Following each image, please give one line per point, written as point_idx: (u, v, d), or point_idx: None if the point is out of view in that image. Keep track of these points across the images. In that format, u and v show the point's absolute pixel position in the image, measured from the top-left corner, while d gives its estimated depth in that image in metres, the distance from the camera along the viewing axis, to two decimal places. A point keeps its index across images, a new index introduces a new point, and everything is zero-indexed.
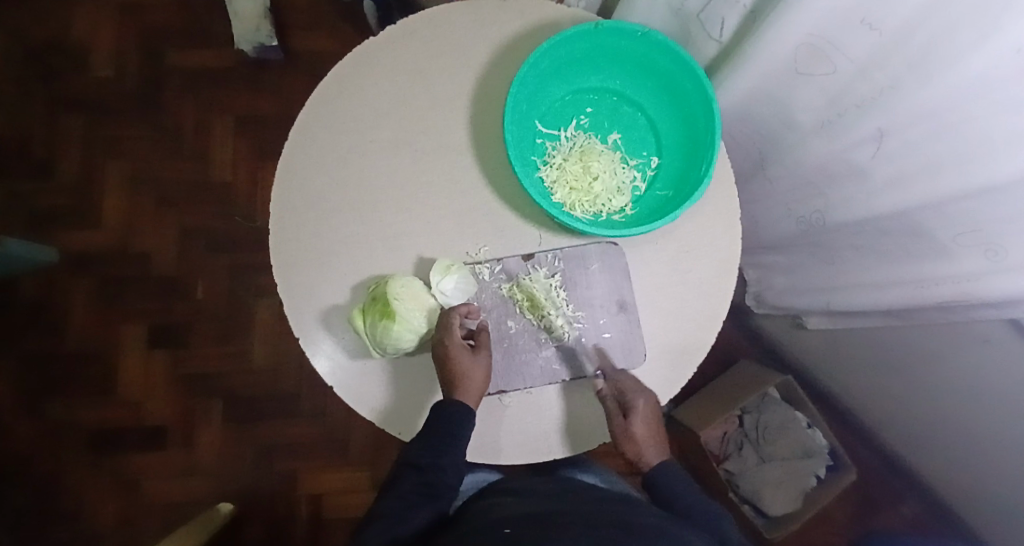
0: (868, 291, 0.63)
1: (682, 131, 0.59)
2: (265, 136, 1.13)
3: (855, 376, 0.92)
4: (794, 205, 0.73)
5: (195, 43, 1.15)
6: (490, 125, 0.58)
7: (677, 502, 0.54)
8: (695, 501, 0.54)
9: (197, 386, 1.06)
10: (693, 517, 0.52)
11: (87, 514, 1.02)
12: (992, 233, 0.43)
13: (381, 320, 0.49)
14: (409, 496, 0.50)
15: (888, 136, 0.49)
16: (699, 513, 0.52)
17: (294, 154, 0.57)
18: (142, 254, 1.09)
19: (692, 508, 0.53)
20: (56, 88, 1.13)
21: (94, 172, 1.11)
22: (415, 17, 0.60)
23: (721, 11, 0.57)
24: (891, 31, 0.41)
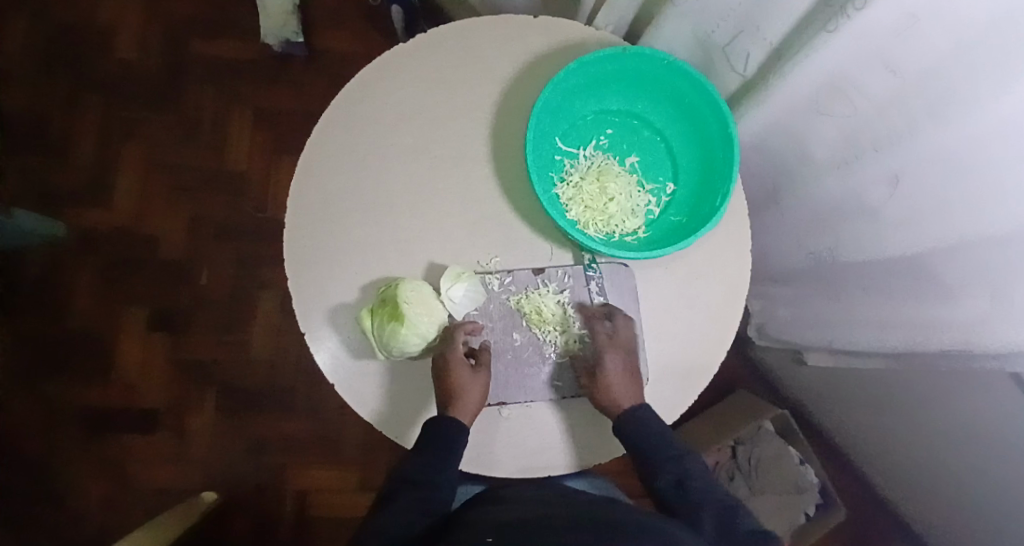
0: (873, 331, 0.63)
1: (700, 159, 0.60)
2: (282, 130, 1.14)
3: (851, 414, 0.92)
4: (804, 240, 0.74)
5: (222, 33, 1.17)
6: (510, 139, 0.59)
7: (651, 450, 0.53)
8: (664, 446, 0.54)
9: (193, 373, 1.06)
10: (659, 464, 0.54)
11: (72, 494, 1.01)
12: (998, 283, 0.44)
13: (390, 322, 0.49)
14: (405, 512, 0.49)
15: (903, 179, 0.50)
16: (664, 456, 0.54)
17: (314, 153, 0.57)
18: (151, 237, 1.09)
19: (660, 453, 0.54)
20: (80, 68, 1.14)
21: (111, 153, 1.12)
22: (443, 28, 0.60)
23: (746, 46, 0.58)
24: (912, 78, 0.42)
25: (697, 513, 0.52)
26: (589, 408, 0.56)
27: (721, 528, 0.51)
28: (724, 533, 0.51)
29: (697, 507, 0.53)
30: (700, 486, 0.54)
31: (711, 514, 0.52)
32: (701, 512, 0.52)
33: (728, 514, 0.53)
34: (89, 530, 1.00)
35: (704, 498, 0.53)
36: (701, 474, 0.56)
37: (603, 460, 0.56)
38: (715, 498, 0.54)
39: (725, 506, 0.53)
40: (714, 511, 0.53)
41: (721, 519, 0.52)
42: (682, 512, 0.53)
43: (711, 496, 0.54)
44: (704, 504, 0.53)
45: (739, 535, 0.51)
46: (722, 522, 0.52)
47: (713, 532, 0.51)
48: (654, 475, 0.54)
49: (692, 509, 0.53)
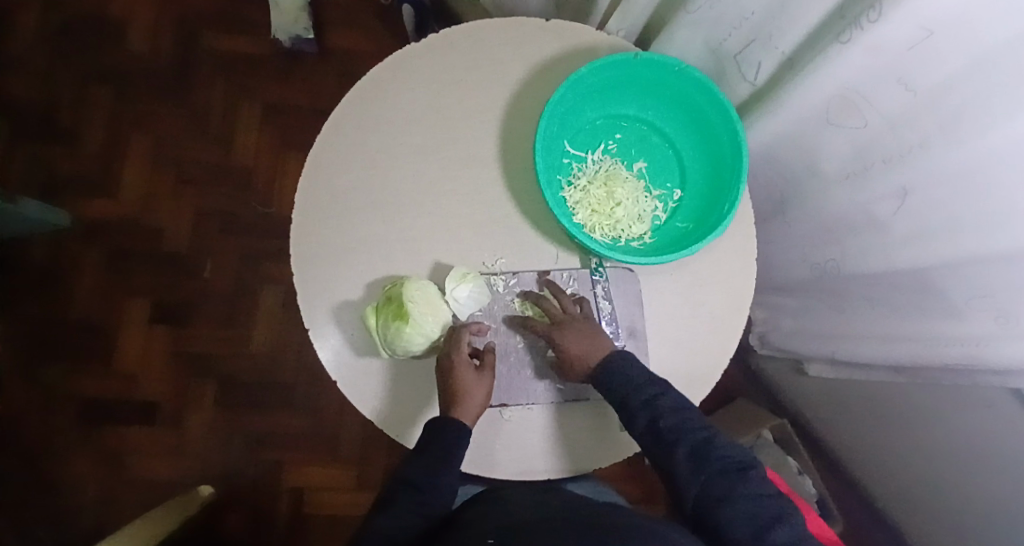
0: (877, 344, 0.63)
1: (709, 166, 0.60)
2: (290, 126, 1.15)
3: (851, 426, 0.92)
4: (809, 251, 0.74)
5: (233, 28, 1.17)
6: (519, 141, 0.59)
7: (618, 395, 0.50)
8: (633, 391, 0.49)
9: (193, 367, 1.06)
10: (629, 408, 0.50)
11: (69, 484, 1.01)
12: (1004, 299, 0.44)
13: (395, 320, 0.49)
14: (408, 517, 0.48)
15: (912, 194, 0.50)
16: (635, 399, 0.49)
17: (324, 149, 0.58)
18: (156, 229, 1.09)
19: (629, 397, 0.49)
20: (91, 59, 1.15)
21: (119, 144, 1.12)
22: (457, 29, 0.61)
23: (758, 56, 0.59)
24: (925, 92, 0.42)
25: (671, 451, 0.49)
26: (591, 412, 0.56)
27: (694, 464, 0.48)
28: (699, 468, 0.48)
29: (672, 444, 0.49)
30: (678, 422, 0.50)
31: (686, 450, 0.49)
32: (675, 449, 0.49)
33: (705, 446, 0.49)
34: (85, 521, 1.00)
35: (680, 434, 0.49)
36: (678, 404, 0.51)
37: (604, 465, 0.56)
38: (692, 430, 0.50)
39: (703, 436, 0.49)
40: (690, 446, 0.49)
41: (696, 453, 0.49)
42: (657, 451, 0.50)
43: (689, 429, 0.50)
44: (680, 441, 0.49)
45: (715, 468, 0.48)
46: (698, 457, 0.48)
47: (686, 468, 0.48)
48: (627, 420, 0.50)
49: (666, 447, 0.49)
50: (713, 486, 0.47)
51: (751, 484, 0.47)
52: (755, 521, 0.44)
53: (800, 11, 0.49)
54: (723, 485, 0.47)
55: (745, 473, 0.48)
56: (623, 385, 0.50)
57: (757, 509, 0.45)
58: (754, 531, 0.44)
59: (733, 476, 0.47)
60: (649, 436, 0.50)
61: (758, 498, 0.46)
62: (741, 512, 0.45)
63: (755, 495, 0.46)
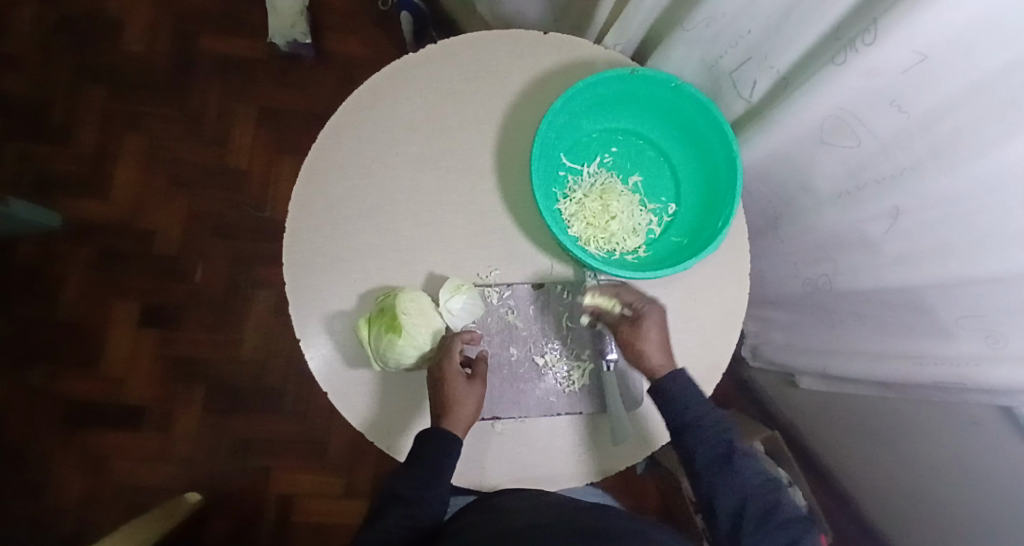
0: (868, 360, 0.63)
1: (703, 182, 0.60)
2: (286, 131, 1.14)
3: (841, 439, 0.92)
4: (802, 266, 0.74)
5: (229, 31, 1.17)
6: (515, 153, 0.59)
7: (695, 419, 0.52)
8: (709, 418, 0.52)
9: (182, 371, 1.05)
10: (704, 437, 0.52)
11: (52, 487, 1.00)
12: (994, 320, 0.44)
13: (387, 333, 0.49)
14: (394, 531, 0.48)
15: (904, 215, 0.50)
16: (710, 429, 0.52)
17: (320, 158, 0.57)
18: (147, 231, 1.08)
19: (705, 424, 0.52)
20: (84, 59, 1.14)
21: (111, 143, 1.11)
22: (455, 39, 0.61)
23: (753, 73, 0.59)
24: (917, 115, 0.43)
25: (736, 490, 0.52)
26: (584, 425, 0.56)
27: (757, 511, 0.51)
28: (762, 516, 0.51)
29: (739, 485, 0.52)
30: (746, 465, 0.53)
31: (752, 498, 0.51)
32: (741, 490, 0.52)
33: (767, 495, 0.52)
34: (66, 525, 0.98)
35: (748, 477, 0.52)
36: (745, 449, 0.54)
37: (595, 479, 0.55)
38: (757, 476, 0.53)
39: (764, 484, 0.53)
40: (755, 493, 0.52)
41: (760, 500, 0.52)
42: (722, 488, 0.52)
43: (754, 473, 0.53)
44: (748, 485, 0.52)
45: (778, 521, 0.51)
46: (762, 507, 0.51)
47: (749, 512, 0.51)
48: (698, 448, 0.52)
49: (732, 485, 0.52)
50: (774, 535, 0.50)
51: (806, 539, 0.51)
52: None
53: (798, 30, 0.49)
54: (783, 534, 0.50)
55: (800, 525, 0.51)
56: (700, 409, 0.52)
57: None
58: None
59: (792, 535, 0.50)
60: (719, 472, 0.52)
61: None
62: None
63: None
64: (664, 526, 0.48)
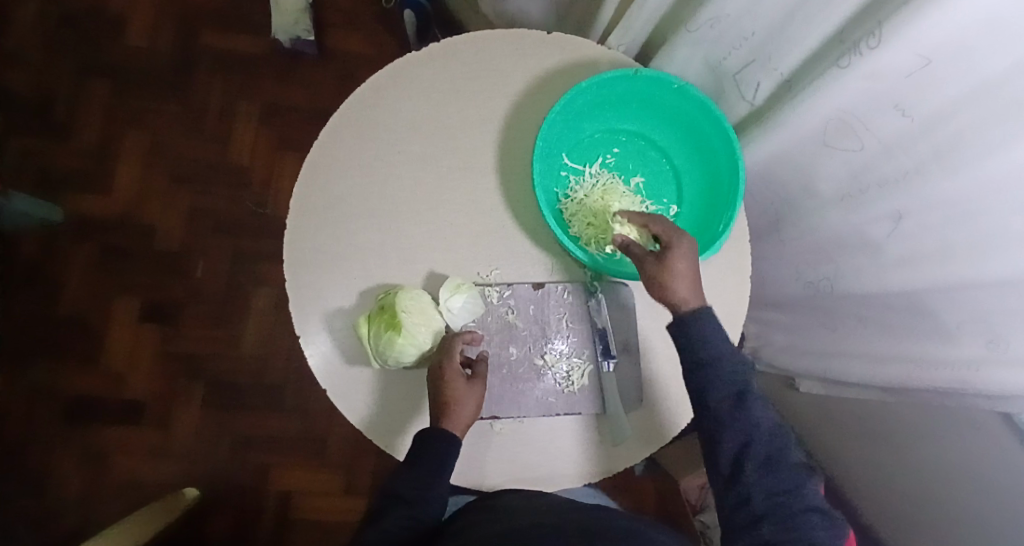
0: (868, 363, 0.63)
1: (705, 183, 0.60)
2: (288, 128, 1.14)
3: (840, 442, 0.92)
4: (803, 269, 0.74)
5: (232, 27, 1.17)
6: (517, 153, 0.59)
7: (709, 351, 0.48)
8: (727, 356, 0.48)
9: (182, 367, 1.05)
10: (719, 373, 0.48)
11: (52, 481, 1.00)
12: (996, 324, 0.44)
13: (387, 331, 0.49)
14: (393, 531, 0.48)
15: (906, 218, 0.50)
16: (727, 366, 0.48)
17: (321, 156, 0.57)
18: (149, 227, 1.08)
19: (722, 361, 0.48)
20: (87, 54, 1.14)
21: (114, 139, 1.11)
22: (458, 38, 0.61)
23: (757, 75, 0.59)
24: (920, 119, 0.43)
25: (746, 431, 0.47)
26: (583, 426, 0.55)
27: (764, 455, 0.47)
28: (767, 460, 0.47)
29: (749, 426, 0.48)
30: (762, 407, 0.48)
31: (763, 442, 0.47)
32: (751, 432, 0.47)
33: (777, 440, 0.48)
34: (66, 519, 0.98)
35: (761, 419, 0.48)
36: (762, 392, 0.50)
37: (594, 481, 0.55)
38: (770, 420, 0.49)
39: (776, 430, 0.49)
40: (765, 438, 0.48)
41: (769, 445, 0.48)
42: (731, 426, 0.48)
43: (768, 417, 0.49)
44: (760, 428, 0.48)
45: (784, 468, 0.47)
46: (769, 453, 0.47)
47: (756, 456, 0.47)
48: (712, 383, 0.48)
49: (742, 425, 0.47)
50: (777, 482, 0.46)
51: (810, 491, 0.47)
52: (811, 520, 0.45)
53: (801, 33, 0.49)
54: (787, 483, 0.46)
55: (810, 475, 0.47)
56: (718, 346, 0.49)
57: (812, 511, 0.46)
58: (805, 528, 0.45)
59: (799, 484, 0.46)
60: (731, 409, 0.48)
61: (813, 502, 0.46)
62: (798, 511, 0.45)
63: (814, 498, 0.46)
64: (663, 528, 0.48)
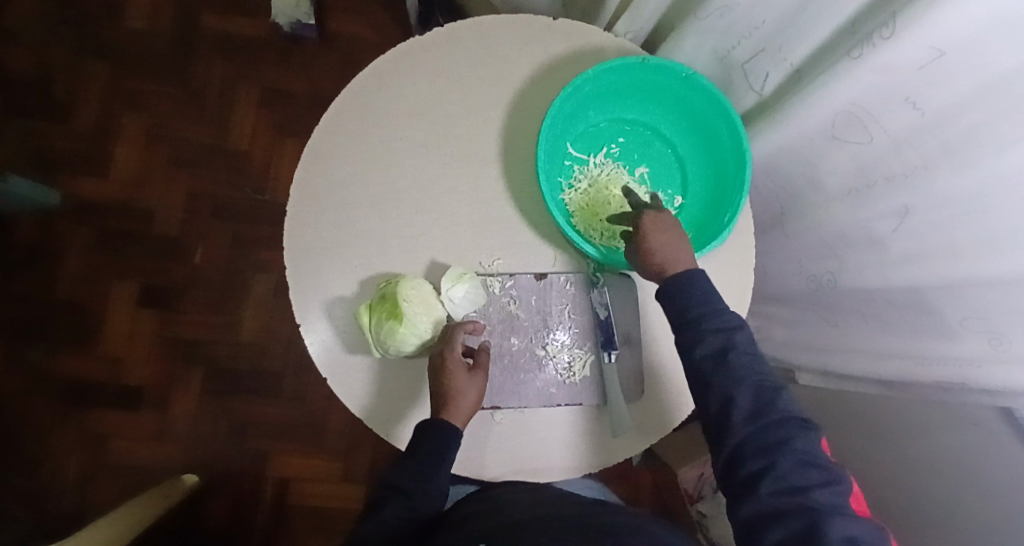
0: (870, 359, 0.63)
1: (710, 175, 0.59)
2: (288, 114, 1.13)
3: (836, 437, 0.92)
4: (806, 263, 0.74)
5: (231, 9, 1.15)
6: (521, 142, 0.58)
7: (693, 311, 0.50)
8: (709, 313, 0.49)
9: (181, 353, 1.05)
10: (702, 330, 0.49)
11: (51, 464, 1.00)
12: (998, 322, 0.44)
13: (388, 320, 0.49)
14: (393, 523, 0.48)
15: (913, 214, 0.49)
16: (710, 323, 0.49)
17: (322, 142, 0.56)
18: (147, 212, 1.07)
19: (705, 318, 0.49)
20: (83, 34, 1.12)
21: (111, 121, 1.10)
22: (463, 23, 0.59)
23: (766, 66, 0.58)
24: (931, 113, 0.42)
25: (731, 385, 0.48)
26: (583, 417, 0.55)
27: (752, 409, 0.47)
28: (756, 414, 0.47)
29: (735, 381, 0.48)
30: (747, 362, 0.48)
31: (748, 395, 0.47)
32: (736, 387, 0.48)
33: (767, 395, 0.47)
34: (64, 503, 0.99)
35: (747, 374, 0.48)
36: (752, 347, 0.49)
37: (593, 472, 0.55)
38: (759, 374, 0.48)
39: (768, 384, 0.48)
40: (752, 391, 0.48)
41: (758, 398, 0.47)
42: (716, 382, 0.48)
43: (755, 372, 0.48)
44: (745, 381, 0.48)
45: (773, 421, 0.46)
46: (756, 405, 0.47)
47: (743, 411, 0.47)
48: (694, 341, 0.49)
49: (727, 380, 0.48)
50: (766, 435, 0.46)
51: (805, 444, 0.45)
52: (806, 473, 0.44)
53: (813, 23, 0.48)
54: (778, 435, 0.46)
55: (805, 429, 0.46)
56: (702, 305, 0.50)
57: (806, 463, 0.44)
58: (798, 480, 0.43)
59: (790, 436, 0.45)
60: (715, 366, 0.48)
61: (808, 454, 0.45)
62: (790, 463, 0.44)
63: (809, 450, 0.45)
64: (663, 523, 0.48)
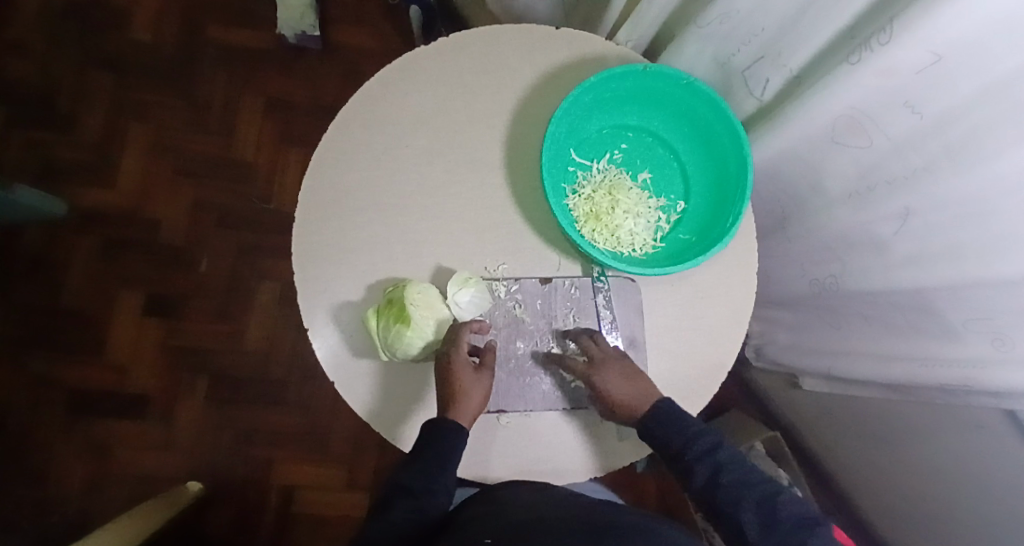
0: (873, 362, 0.64)
1: (713, 181, 0.60)
2: (293, 122, 1.14)
3: (841, 443, 0.92)
4: (809, 266, 0.74)
5: (237, 21, 1.17)
6: (525, 148, 0.59)
7: (673, 444, 0.51)
8: (689, 442, 0.51)
9: (185, 361, 1.05)
10: (688, 459, 0.51)
11: (54, 474, 1.00)
12: (1004, 323, 0.44)
13: (396, 323, 0.49)
14: (401, 524, 0.47)
15: (914, 216, 0.50)
16: (693, 449, 0.51)
17: (330, 149, 0.57)
18: (153, 221, 1.08)
19: (687, 445, 0.51)
20: (92, 47, 1.14)
21: (118, 132, 1.11)
22: (467, 32, 0.61)
23: (766, 72, 0.59)
24: (931, 117, 0.43)
25: (735, 506, 0.49)
26: (587, 420, 0.56)
27: (763, 525, 0.48)
28: (768, 529, 0.47)
29: (735, 500, 0.49)
30: (739, 477, 0.50)
31: (753, 512, 0.49)
32: (740, 506, 0.49)
33: (770, 504, 0.49)
34: (68, 513, 0.98)
35: (744, 491, 0.49)
36: (739, 459, 0.52)
37: (600, 475, 0.55)
38: (757, 487, 0.50)
39: (767, 493, 0.49)
40: (755, 504, 0.49)
41: (763, 512, 0.48)
42: (720, 508, 0.50)
43: (752, 485, 0.50)
44: (745, 498, 0.49)
45: (786, 531, 0.47)
46: (766, 518, 0.48)
47: (755, 528, 0.48)
48: (687, 475, 0.51)
49: (729, 503, 0.49)
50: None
51: (824, 544, 0.46)
52: None
53: (813, 29, 0.49)
54: (797, 544, 0.46)
55: (819, 531, 0.47)
56: (680, 436, 0.51)
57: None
58: None
59: (806, 542, 0.46)
60: (712, 494, 0.50)
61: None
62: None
63: None
64: (670, 524, 0.48)
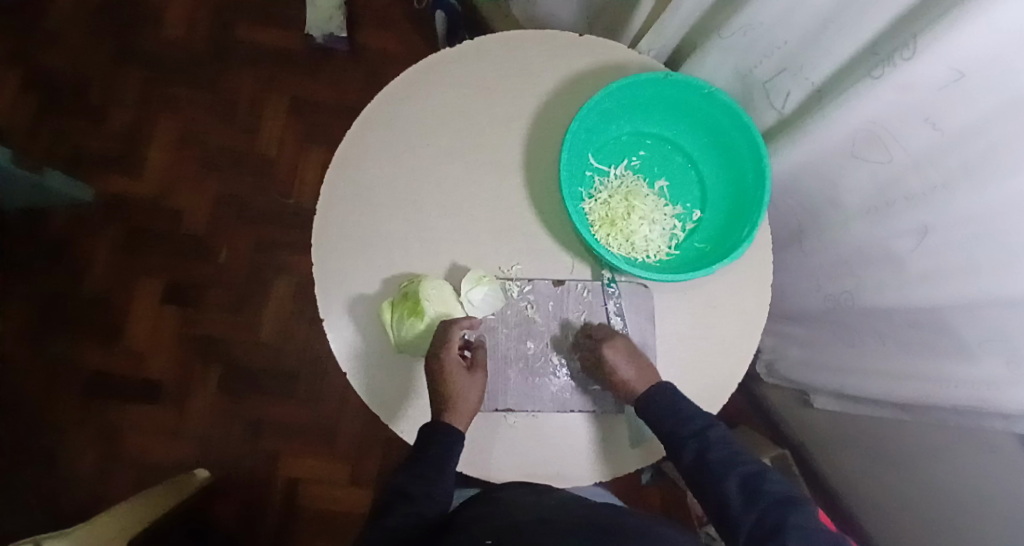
0: (885, 380, 0.63)
1: (728, 190, 0.61)
2: (316, 121, 1.17)
3: (850, 463, 0.90)
4: (824, 282, 0.74)
5: (268, 21, 1.20)
6: (543, 151, 0.60)
7: (665, 423, 0.51)
8: (679, 420, 0.51)
9: (199, 349, 1.07)
10: (678, 437, 0.51)
11: (67, 454, 1.02)
12: (1017, 344, 0.43)
13: (410, 317, 0.51)
14: (404, 521, 0.47)
15: (932, 233, 0.50)
16: (684, 428, 0.51)
17: (353, 146, 0.59)
18: (176, 211, 1.11)
19: (678, 425, 0.51)
20: (127, 42, 1.17)
21: (147, 124, 1.14)
22: (490, 37, 0.62)
23: (787, 85, 0.60)
24: (951, 134, 0.43)
25: (720, 482, 0.50)
26: (595, 423, 0.56)
27: (745, 498, 0.49)
28: (749, 503, 0.48)
29: (721, 476, 0.50)
30: (726, 455, 0.51)
31: (736, 486, 0.49)
32: (724, 481, 0.50)
33: (753, 481, 0.49)
34: (78, 495, 1.00)
35: (730, 467, 0.50)
36: (727, 439, 0.52)
37: (605, 480, 0.55)
38: (742, 464, 0.51)
39: (752, 471, 0.50)
40: (740, 479, 0.50)
41: (746, 487, 0.49)
42: (706, 483, 0.51)
43: (738, 464, 0.51)
44: (729, 474, 0.50)
45: (766, 505, 0.47)
46: (748, 493, 0.49)
47: (737, 503, 0.49)
48: (677, 451, 0.52)
49: (714, 479, 0.50)
50: (766, 521, 0.47)
51: (800, 520, 0.46)
52: None
53: (834, 43, 0.49)
54: (776, 519, 0.46)
55: (798, 508, 0.47)
56: (671, 415, 0.51)
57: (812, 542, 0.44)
58: None
59: (784, 517, 0.46)
60: (699, 468, 0.51)
61: (811, 534, 0.45)
62: None
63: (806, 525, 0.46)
64: (670, 526, 0.48)
